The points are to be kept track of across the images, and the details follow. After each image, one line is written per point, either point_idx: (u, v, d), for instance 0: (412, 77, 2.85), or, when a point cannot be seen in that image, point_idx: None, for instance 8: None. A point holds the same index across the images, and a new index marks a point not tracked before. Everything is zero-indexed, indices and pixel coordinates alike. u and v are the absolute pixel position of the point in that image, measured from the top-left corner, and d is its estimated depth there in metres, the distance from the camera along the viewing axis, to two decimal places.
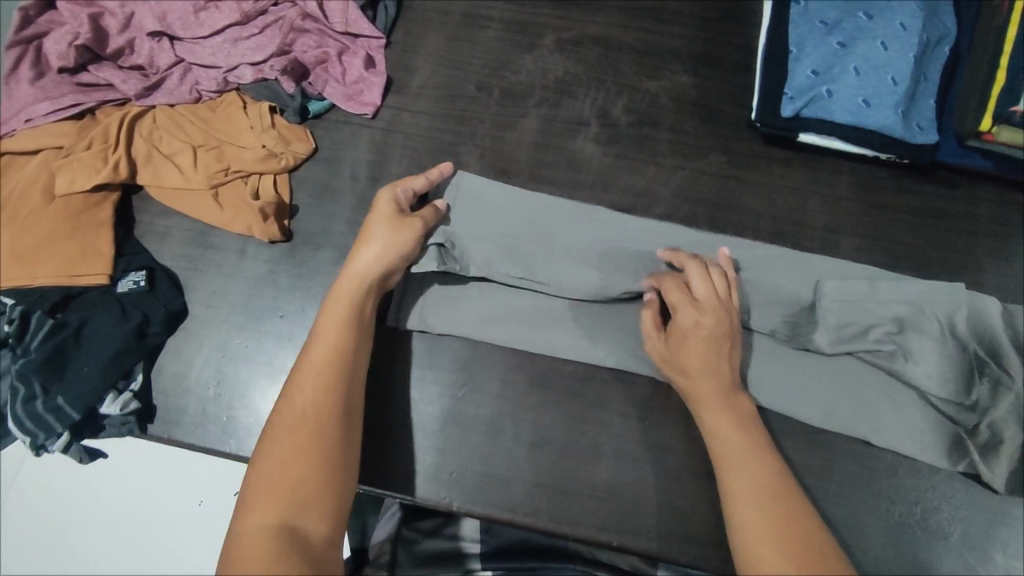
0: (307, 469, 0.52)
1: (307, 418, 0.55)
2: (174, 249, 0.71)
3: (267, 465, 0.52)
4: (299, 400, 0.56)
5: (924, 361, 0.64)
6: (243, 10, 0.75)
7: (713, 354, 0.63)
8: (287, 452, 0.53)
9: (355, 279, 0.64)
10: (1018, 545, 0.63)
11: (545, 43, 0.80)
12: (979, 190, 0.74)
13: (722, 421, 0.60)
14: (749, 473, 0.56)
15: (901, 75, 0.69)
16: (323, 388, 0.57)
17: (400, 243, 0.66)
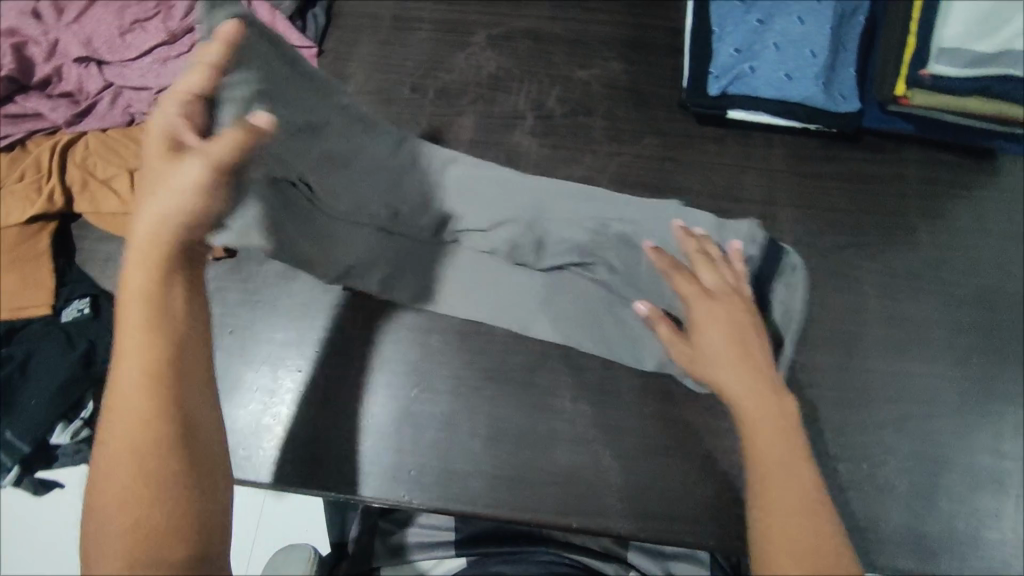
0: (140, 524, 0.39)
1: (124, 461, 0.40)
2: (117, 274, 0.72)
3: (98, 526, 0.39)
4: (116, 430, 0.41)
5: (615, 279, 0.68)
6: (169, 29, 0.76)
7: (752, 349, 0.56)
8: (122, 482, 0.39)
9: (152, 253, 0.44)
10: (960, 489, 0.66)
11: (477, 40, 0.82)
12: (906, 152, 0.78)
13: (770, 431, 0.50)
14: (791, 472, 0.48)
15: (820, 48, 0.71)
16: (133, 414, 0.40)
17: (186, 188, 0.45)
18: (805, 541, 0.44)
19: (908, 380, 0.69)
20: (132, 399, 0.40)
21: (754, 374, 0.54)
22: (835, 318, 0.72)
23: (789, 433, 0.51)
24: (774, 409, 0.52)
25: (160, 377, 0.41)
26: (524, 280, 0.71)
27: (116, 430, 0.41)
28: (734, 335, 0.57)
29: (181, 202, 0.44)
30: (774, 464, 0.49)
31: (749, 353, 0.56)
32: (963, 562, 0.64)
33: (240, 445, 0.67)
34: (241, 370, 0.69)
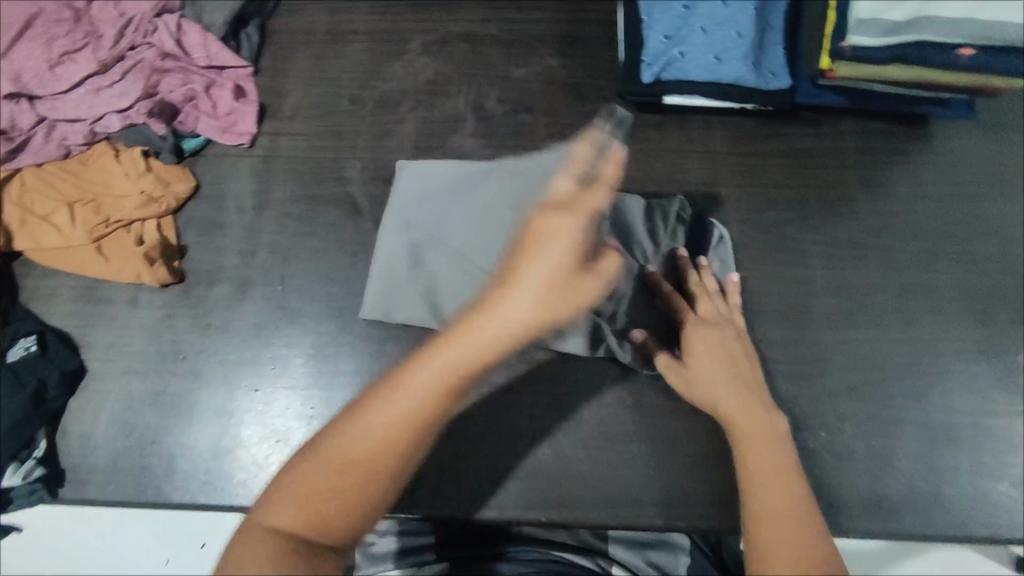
0: (354, 492, 0.49)
1: (376, 442, 0.49)
2: (64, 309, 0.72)
3: (308, 475, 0.49)
4: (408, 401, 0.49)
5: None
6: (100, 59, 0.75)
7: (749, 383, 0.63)
8: (327, 473, 0.49)
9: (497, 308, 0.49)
10: (916, 447, 0.67)
11: (413, 47, 0.82)
12: (842, 124, 0.80)
13: (769, 443, 0.59)
14: (786, 487, 0.56)
15: (745, 28, 0.73)
16: (451, 381, 0.50)
17: (562, 292, 0.49)
18: (778, 543, 0.52)
19: (858, 347, 0.70)
20: (463, 383, 0.50)
21: (751, 404, 0.61)
22: (784, 293, 0.73)
23: (772, 451, 0.58)
24: (761, 430, 0.59)
25: (416, 411, 0.50)
26: (464, 274, 0.69)
27: (363, 435, 0.49)
28: (724, 362, 0.63)
29: (530, 298, 0.49)
30: (761, 478, 0.56)
31: (749, 385, 0.62)
32: (923, 519, 0.65)
33: (201, 470, 0.66)
34: (195, 395, 0.68)
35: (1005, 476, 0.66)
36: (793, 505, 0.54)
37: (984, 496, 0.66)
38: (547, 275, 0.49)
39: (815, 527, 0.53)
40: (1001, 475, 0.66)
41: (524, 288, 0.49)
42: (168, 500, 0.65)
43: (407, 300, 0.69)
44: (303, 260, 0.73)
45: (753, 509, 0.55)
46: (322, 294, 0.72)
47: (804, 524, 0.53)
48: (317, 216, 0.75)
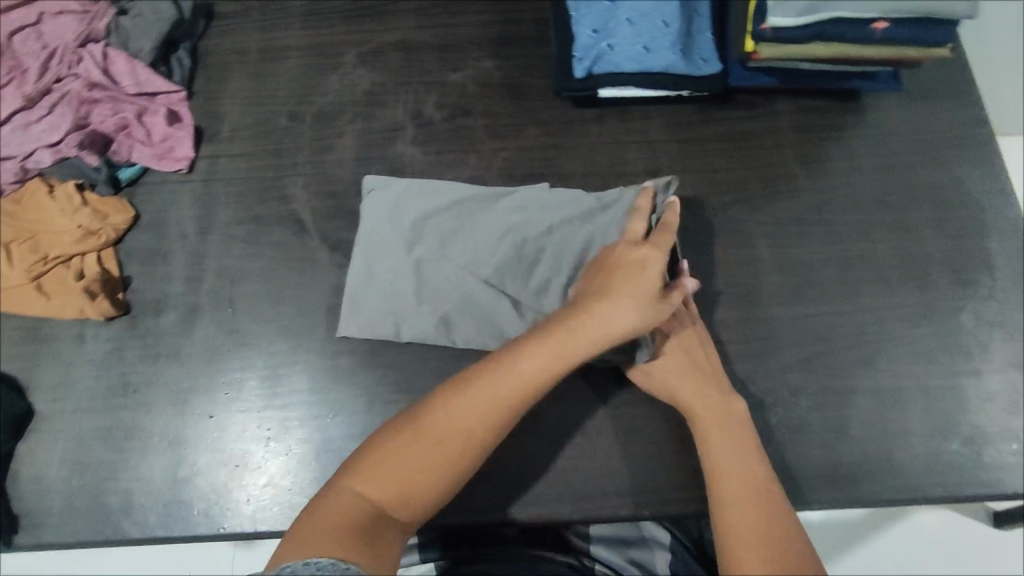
0: (439, 473, 0.53)
1: (467, 428, 0.53)
2: (7, 352, 0.70)
3: (400, 450, 0.53)
4: (511, 388, 0.54)
5: (516, 268, 0.69)
6: (25, 94, 0.74)
7: (705, 371, 0.64)
8: (425, 451, 0.53)
9: (616, 303, 0.56)
10: (868, 415, 0.68)
11: (348, 59, 0.82)
12: (776, 104, 0.81)
13: (722, 431, 0.60)
14: (747, 475, 0.58)
15: (671, 16, 0.74)
16: (542, 381, 0.55)
17: (647, 306, 0.57)
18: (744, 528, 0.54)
19: (806, 321, 0.72)
20: (549, 380, 0.55)
21: (709, 392, 0.62)
22: (731, 274, 0.74)
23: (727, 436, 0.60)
24: (717, 415, 0.61)
25: (519, 404, 0.54)
26: (420, 288, 0.69)
27: (462, 421, 0.54)
28: (680, 351, 0.65)
29: (644, 306, 0.57)
30: (723, 467, 0.58)
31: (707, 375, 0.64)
32: (880, 484, 0.66)
33: (160, 502, 0.65)
34: (149, 428, 0.67)
35: (955, 435, 0.68)
36: (756, 489, 0.57)
37: (936, 456, 0.67)
38: (641, 291, 0.57)
39: (778, 507, 0.56)
40: (952, 433, 0.68)
41: (632, 292, 0.57)
42: (127, 537, 0.64)
43: (370, 316, 0.69)
44: (250, 282, 0.72)
45: (718, 497, 0.57)
46: (272, 314, 0.71)
47: (768, 505, 0.56)
48: (261, 235, 0.74)
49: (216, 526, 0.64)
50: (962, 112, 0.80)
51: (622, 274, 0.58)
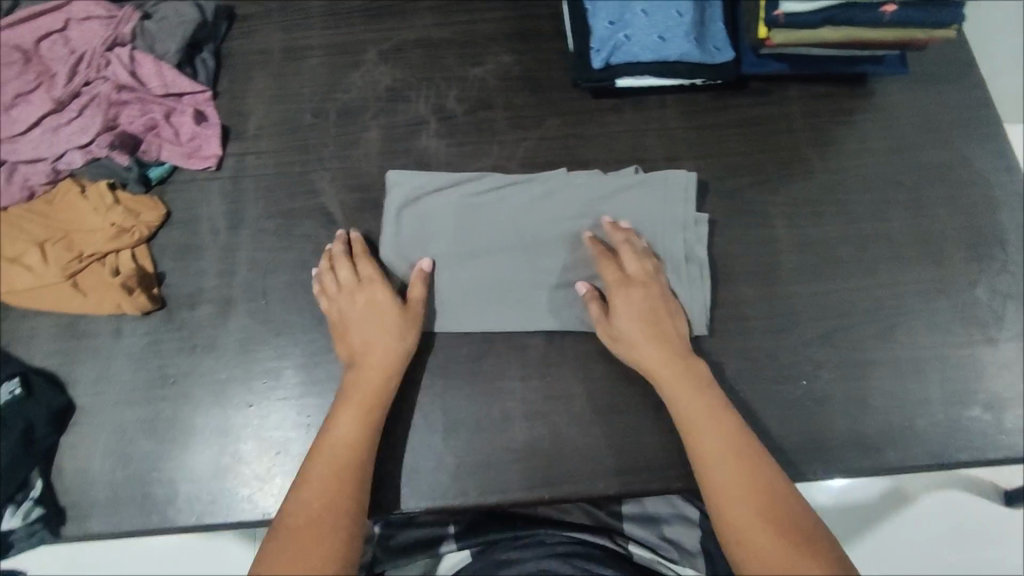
0: (321, 551, 0.58)
1: (318, 499, 0.60)
2: (45, 348, 0.71)
3: (282, 550, 0.58)
4: (335, 449, 0.62)
5: (547, 252, 0.73)
6: (55, 97, 0.75)
7: (660, 331, 0.67)
8: (296, 541, 0.58)
9: (379, 364, 0.66)
10: (891, 387, 0.70)
11: (369, 57, 0.84)
12: (788, 91, 0.83)
13: (686, 394, 0.64)
14: (714, 435, 0.62)
15: (684, 7, 0.76)
16: (352, 437, 0.63)
17: (394, 340, 0.67)
18: (730, 483, 0.60)
19: (825, 298, 0.74)
20: (365, 429, 0.64)
21: (659, 360, 0.66)
22: (751, 254, 0.76)
23: (701, 402, 0.64)
24: (682, 379, 0.65)
25: (348, 459, 0.62)
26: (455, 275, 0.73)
27: (309, 499, 0.60)
28: (648, 318, 0.68)
29: (393, 343, 0.67)
30: (700, 434, 0.63)
31: (660, 335, 0.67)
32: (904, 451, 0.68)
33: (203, 491, 0.66)
34: (190, 418, 0.68)
35: (976, 402, 0.70)
36: (733, 443, 0.62)
37: (958, 424, 0.70)
38: (382, 328, 0.67)
39: (754, 455, 0.62)
40: (973, 401, 0.70)
41: (372, 361, 0.66)
42: (173, 525, 0.65)
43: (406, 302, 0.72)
44: (282, 274, 0.74)
45: (700, 462, 0.62)
46: (306, 304, 0.73)
47: (744, 457, 0.61)
48: (292, 228, 0.76)
49: (261, 512, 0.65)
50: (967, 93, 0.83)
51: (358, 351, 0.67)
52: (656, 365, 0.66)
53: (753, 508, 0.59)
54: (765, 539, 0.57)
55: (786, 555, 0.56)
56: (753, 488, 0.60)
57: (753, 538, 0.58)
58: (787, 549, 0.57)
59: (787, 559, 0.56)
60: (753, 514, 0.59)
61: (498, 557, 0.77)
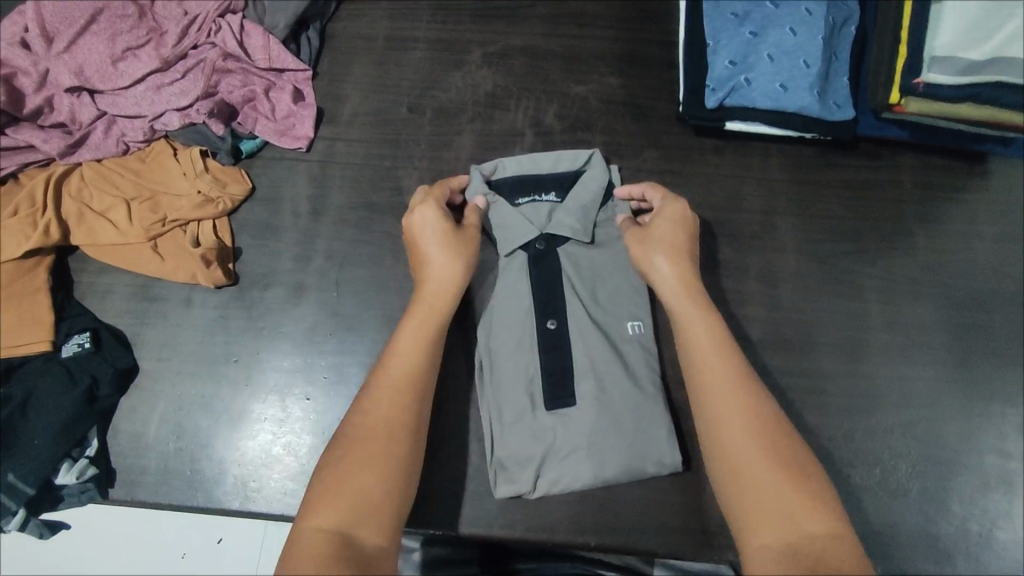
0: (374, 472, 0.50)
1: (381, 413, 0.53)
2: (118, 307, 0.71)
3: (338, 466, 0.50)
4: (403, 359, 0.57)
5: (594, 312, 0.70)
6: (162, 56, 0.75)
7: (689, 255, 0.63)
8: (359, 456, 0.50)
9: (435, 297, 0.60)
10: (970, 491, 0.67)
11: (472, 59, 0.82)
12: (901, 157, 0.79)
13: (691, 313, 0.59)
14: (712, 359, 0.57)
15: (813, 57, 0.72)
16: (421, 350, 0.58)
17: (460, 264, 0.61)
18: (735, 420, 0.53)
19: (912, 386, 0.70)
20: (426, 351, 0.58)
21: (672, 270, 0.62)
22: (840, 326, 0.72)
23: (710, 332, 0.58)
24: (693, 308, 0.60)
25: (412, 372, 0.56)
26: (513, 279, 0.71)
27: (375, 418, 0.53)
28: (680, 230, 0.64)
29: (454, 267, 0.61)
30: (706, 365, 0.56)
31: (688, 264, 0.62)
32: (976, 563, 0.65)
33: (250, 478, 0.65)
34: (247, 401, 0.68)
35: None
36: (734, 372, 0.56)
37: None
38: (446, 247, 0.62)
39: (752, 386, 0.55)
40: None
41: (434, 286, 0.60)
42: (217, 506, 0.64)
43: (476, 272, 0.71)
44: (357, 268, 0.73)
45: (703, 392, 0.56)
46: (376, 303, 0.71)
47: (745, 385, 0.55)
48: (372, 223, 0.75)
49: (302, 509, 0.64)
50: None
51: (420, 279, 0.62)
52: (679, 292, 0.61)
53: (758, 441, 0.52)
54: (769, 476, 0.50)
55: (784, 491, 0.49)
56: (761, 427, 0.53)
57: (753, 468, 0.51)
58: (791, 498, 0.49)
59: (779, 494, 0.49)
60: (757, 452, 0.51)
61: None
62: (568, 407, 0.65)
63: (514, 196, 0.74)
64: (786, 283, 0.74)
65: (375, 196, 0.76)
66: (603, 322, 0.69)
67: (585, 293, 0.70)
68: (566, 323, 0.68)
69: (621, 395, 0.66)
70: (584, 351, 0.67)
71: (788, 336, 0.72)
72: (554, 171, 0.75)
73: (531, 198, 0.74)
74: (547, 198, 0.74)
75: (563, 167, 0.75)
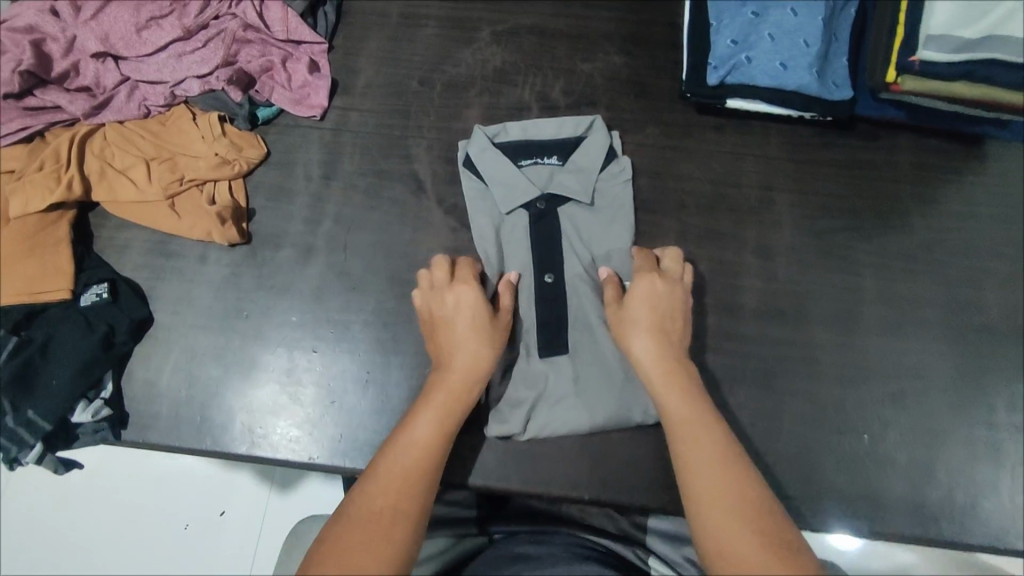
0: (376, 553, 0.48)
1: (390, 494, 0.52)
2: (135, 261, 0.74)
3: (338, 544, 0.48)
4: (416, 445, 0.56)
5: (585, 266, 0.73)
6: (185, 25, 0.78)
7: (664, 330, 0.63)
8: (360, 540, 0.48)
9: (460, 377, 0.61)
10: (956, 460, 0.68)
11: (482, 36, 0.85)
12: (898, 139, 0.81)
13: (674, 392, 0.59)
14: (697, 438, 0.55)
15: (813, 38, 0.74)
16: (438, 433, 0.57)
17: (485, 348, 0.63)
18: (718, 487, 0.52)
19: (903, 357, 0.72)
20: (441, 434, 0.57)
21: (649, 343, 0.62)
22: (833, 298, 0.74)
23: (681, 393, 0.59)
24: (676, 387, 0.60)
25: (427, 455, 0.55)
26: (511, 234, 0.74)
27: (381, 501, 0.51)
28: (657, 312, 0.64)
29: (481, 351, 0.62)
30: (687, 441, 0.55)
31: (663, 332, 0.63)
32: (959, 528, 0.66)
33: (256, 425, 0.68)
34: (257, 352, 0.71)
35: None
36: (722, 451, 0.54)
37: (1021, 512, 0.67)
38: (472, 331, 0.63)
39: (743, 466, 0.53)
40: None
41: (457, 369, 0.61)
42: (225, 451, 0.67)
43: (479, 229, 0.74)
44: (366, 231, 0.75)
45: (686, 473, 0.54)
46: (383, 264, 0.74)
47: (733, 465, 0.53)
48: (381, 189, 0.77)
49: (306, 456, 0.67)
50: None
51: (442, 363, 0.62)
52: (655, 363, 0.61)
53: (744, 512, 0.50)
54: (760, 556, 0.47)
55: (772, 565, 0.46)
56: (743, 495, 0.51)
57: (741, 545, 0.48)
58: (771, 566, 0.46)
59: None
60: (748, 532, 0.48)
61: (511, 544, 0.63)
62: (560, 354, 0.70)
63: (517, 158, 0.77)
64: (782, 255, 0.76)
65: (385, 163, 0.78)
66: (598, 279, 0.73)
67: (584, 250, 0.74)
68: (562, 276, 0.72)
69: (613, 346, 0.70)
70: (577, 303, 0.72)
71: (782, 307, 0.74)
72: (557, 137, 0.77)
73: (534, 161, 0.77)
74: (549, 161, 0.77)
75: (566, 132, 0.77)
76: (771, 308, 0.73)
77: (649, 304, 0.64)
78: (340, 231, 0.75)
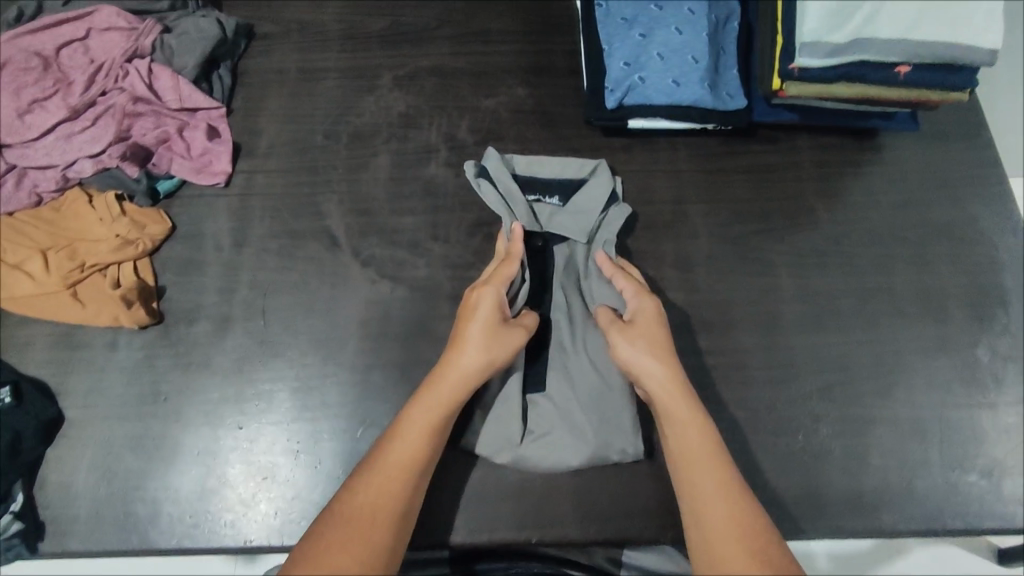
0: (358, 548, 0.50)
1: (379, 494, 0.54)
2: (39, 356, 0.71)
3: (323, 539, 0.50)
4: (408, 443, 0.58)
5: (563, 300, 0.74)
6: (70, 105, 0.75)
7: (670, 356, 0.63)
8: (344, 533, 0.51)
9: (459, 378, 0.61)
10: (888, 443, 0.70)
11: (383, 83, 0.84)
12: (797, 140, 0.83)
13: (683, 416, 0.60)
14: (705, 469, 0.56)
15: (700, 53, 0.76)
16: (428, 432, 0.59)
17: (486, 354, 0.62)
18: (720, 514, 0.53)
19: (827, 351, 0.74)
20: (433, 438, 0.59)
21: (660, 365, 0.62)
22: (755, 302, 0.76)
23: (693, 420, 0.59)
24: (688, 414, 0.60)
25: (417, 457, 0.57)
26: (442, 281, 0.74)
27: (368, 499, 0.53)
28: (663, 337, 0.64)
29: (480, 355, 0.62)
30: (694, 469, 0.57)
31: (668, 355, 0.63)
32: (898, 512, 0.68)
33: (186, 513, 0.65)
34: (181, 434, 0.68)
35: (973, 467, 0.70)
36: (728, 480, 0.56)
37: (954, 486, 0.69)
38: (483, 329, 0.62)
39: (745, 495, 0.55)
40: (970, 466, 0.70)
41: (456, 369, 0.61)
42: (154, 547, 0.64)
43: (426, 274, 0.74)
44: (284, 295, 0.73)
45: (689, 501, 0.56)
46: (305, 327, 0.72)
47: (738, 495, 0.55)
48: (295, 249, 0.76)
49: (242, 539, 0.64)
50: (974, 153, 0.83)
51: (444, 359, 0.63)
52: (667, 387, 0.61)
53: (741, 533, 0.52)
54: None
55: None
56: (744, 520, 0.53)
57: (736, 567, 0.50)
58: None
59: None
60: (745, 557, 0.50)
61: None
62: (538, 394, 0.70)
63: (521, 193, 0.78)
64: (701, 266, 0.77)
65: (297, 223, 0.77)
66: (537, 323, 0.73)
67: (572, 288, 0.75)
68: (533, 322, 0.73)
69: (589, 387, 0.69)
70: None
71: (707, 317, 0.75)
72: (562, 176, 0.78)
73: (535, 199, 0.78)
74: (550, 200, 0.78)
75: (570, 173, 0.78)
76: (698, 322, 0.74)
77: (652, 327, 0.65)
78: (256, 299, 0.73)
